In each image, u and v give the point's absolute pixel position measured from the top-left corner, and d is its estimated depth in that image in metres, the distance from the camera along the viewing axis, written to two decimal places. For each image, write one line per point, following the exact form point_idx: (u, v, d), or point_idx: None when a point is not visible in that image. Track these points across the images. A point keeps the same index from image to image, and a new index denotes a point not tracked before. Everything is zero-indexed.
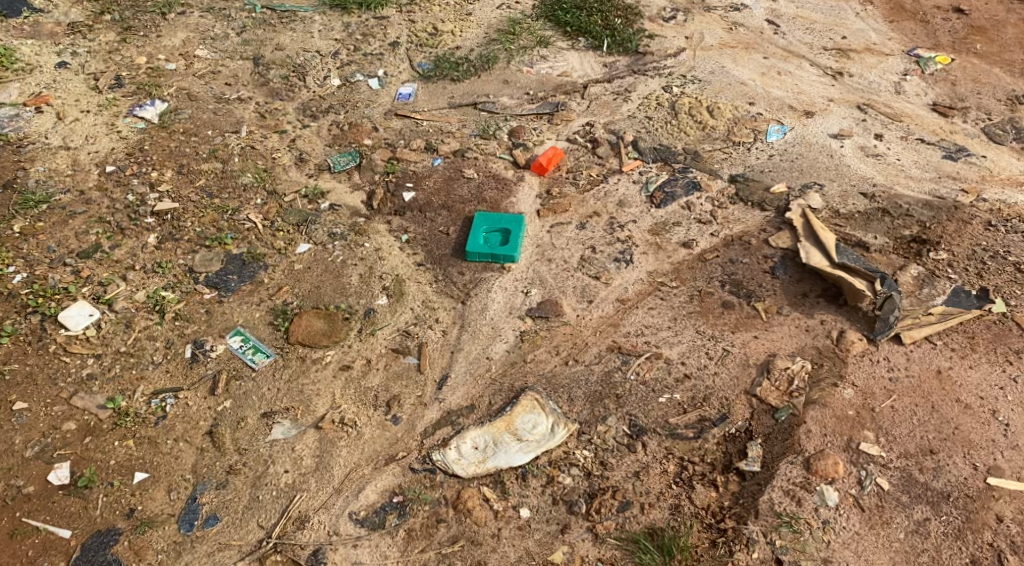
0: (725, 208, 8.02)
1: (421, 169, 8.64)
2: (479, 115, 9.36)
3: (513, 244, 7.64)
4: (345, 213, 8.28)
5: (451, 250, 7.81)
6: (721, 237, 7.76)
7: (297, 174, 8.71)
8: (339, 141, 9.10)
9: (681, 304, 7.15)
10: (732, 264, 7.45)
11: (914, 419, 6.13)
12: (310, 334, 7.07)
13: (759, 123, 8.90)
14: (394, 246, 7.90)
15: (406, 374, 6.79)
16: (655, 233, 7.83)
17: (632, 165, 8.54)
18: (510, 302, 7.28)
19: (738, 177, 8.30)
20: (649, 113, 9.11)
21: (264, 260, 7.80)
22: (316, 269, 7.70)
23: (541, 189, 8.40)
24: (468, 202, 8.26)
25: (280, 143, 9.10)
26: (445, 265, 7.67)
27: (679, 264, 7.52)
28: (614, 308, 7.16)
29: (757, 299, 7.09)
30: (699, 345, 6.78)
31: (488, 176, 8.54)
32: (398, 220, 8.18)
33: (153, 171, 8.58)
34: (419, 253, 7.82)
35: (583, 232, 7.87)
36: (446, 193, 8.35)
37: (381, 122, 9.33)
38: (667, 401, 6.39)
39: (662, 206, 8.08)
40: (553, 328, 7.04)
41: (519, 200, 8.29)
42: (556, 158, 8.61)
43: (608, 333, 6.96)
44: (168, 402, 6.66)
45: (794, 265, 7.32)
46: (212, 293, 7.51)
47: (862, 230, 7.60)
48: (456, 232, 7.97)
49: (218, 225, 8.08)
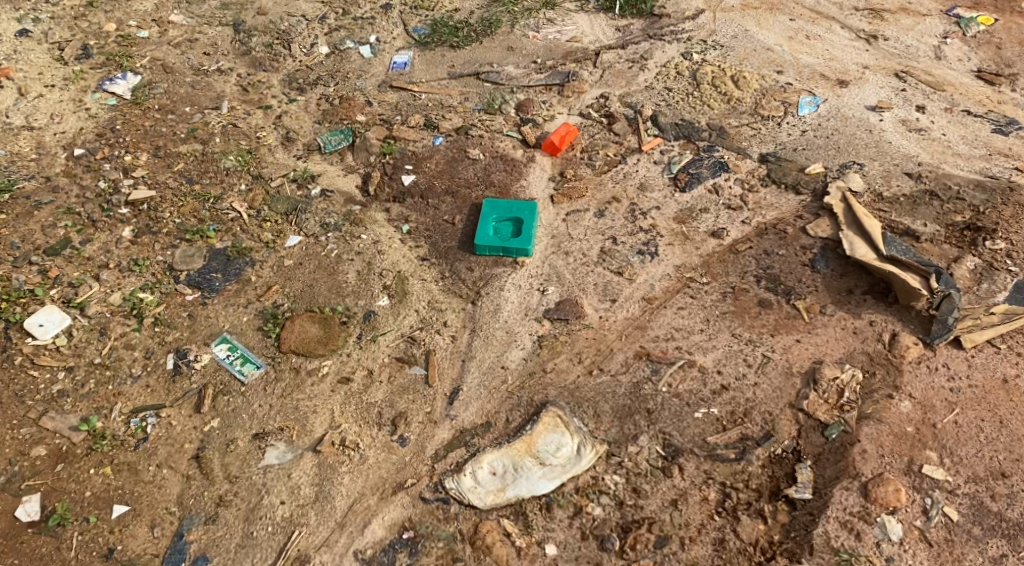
0: (756, 192, 7.34)
1: (422, 149, 7.90)
2: (483, 86, 8.56)
3: (527, 236, 7.00)
4: (339, 199, 7.54)
5: (458, 242, 7.14)
6: (753, 224, 7.08)
7: (286, 157, 7.97)
8: (329, 117, 8.32)
9: (714, 303, 6.49)
10: (766, 257, 6.79)
11: (981, 437, 5.56)
12: (304, 341, 6.41)
13: (789, 94, 8.16)
14: (394, 238, 7.21)
15: (413, 387, 6.13)
16: (681, 221, 7.17)
17: (653, 143, 7.86)
18: (526, 303, 6.66)
19: (769, 156, 7.58)
20: (668, 84, 8.43)
21: (250, 254, 7.09)
22: (309, 266, 7.01)
23: (554, 171, 7.70)
24: (475, 187, 7.57)
25: (266, 121, 8.34)
26: (452, 260, 7.01)
27: (709, 256, 6.87)
28: (639, 309, 6.52)
29: (797, 297, 6.45)
30: (736, 351, 6.14)
31: (495, 157, 7.83)
32: (398, 207, 7.46)
33: (126, 155, 7.81)
34: (423, 247, 7.14)
35: (602, 221, 7.23)
36: (450, 176, 7.67)
37: (375, 95, 8.53)
38: (704, 417, 5.76)
39: (687, 189, 7.43)
40: (574, 332, 6.41)
41: (530, 184, 7.61)
42: (569, 136, 7.89)
43: (635, 337, 6.31)
44: (148, 422, 5.98)
45: (836, 258, 6.66)
46: (195, 294, 6.81)
47: (909, 216, 6.93)
48: (463, 222, 7.30)
49: (199, 217, 7.34)
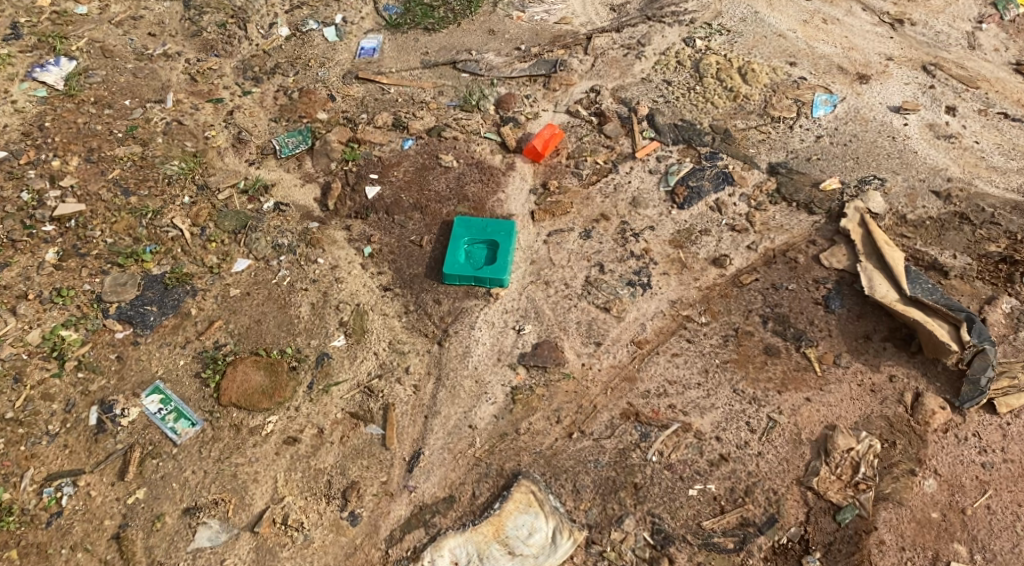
0: (764, 210, 6.48)
1: (388, 154, 7.06)
2: (459, 77, 7.64)
3: (502, 264, 6.19)
4: (294, 215, 6.72)
5: (425, 268, 6.32)
6: (760, 251, 6.24)
7: (236, 162, 7.11)
8: (286, 114, 7.42)
9: (713, 349, 5.68)
10: (774, 291, 5.96)
11: (1017, 526, 4.90)
12: (246, 393, 5.64)
13: (803, 90, 7.23)
14: (355, 262, 6.40)
15: (369, 451, 5.39)
16: (678, 245, 6.33)
17: (648, 149, 6.98)
18: (499, 345, 5.86)
19: (780, 167, 6.70)
20: (667, 76, 7.51)
21: (191, 282, 6.31)
22: (257, 296, 6.21)
23: (535, 182, 6.86)
24: (446, 201, 6.72)
25: (216, 118, 7.44)
26: (418, 290, 6.20)
27: (709, 289, 6.04)
28: (628, 355, 5.71)
29: (808, 343, 5.63)
30: (737, 412, 5.36)
31: (470, 164, 6.97)
32: (360, 225, 6.64)
33: (53, 159, 6.86)
34: (386, 274, 6.32)
35: (588, 243, 6.41)
36: (419, 187, 6.82)
37: (339, 87, 7.60)
38: (699, 495, 5.07)
39: (686, 206, 6.57)
40: (552, 383, 5.60)
41: (509, 198, 6.76)
42: (553, 140, 7.01)
43: (622, 392, 5.52)
44: (63, 492, 5.30)
45: (853, 295, 5.83)
46: (126, 331, 6.05)
47: (937, 245, 6.10)
48: (432, 244, 6.46)
49: (135, 236, 6.54)
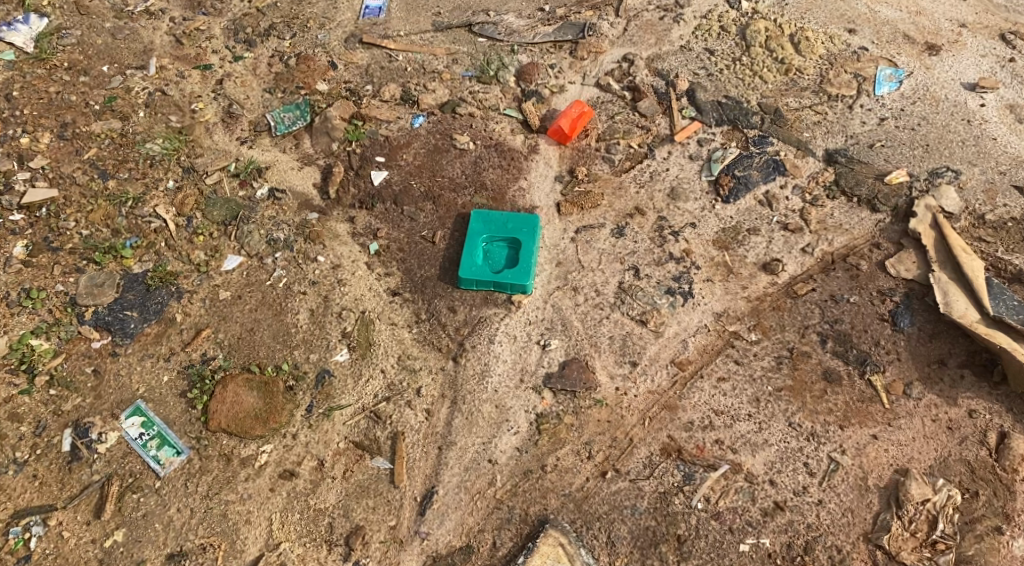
0: (820, 206, 5.75)
1: (397, 133, 6.31)
2: (476, 43, 6.81)
3: (526, 267, 5.50)
4: (291, 203, 6.00)
5: (439, 269, 5.63)
6: (816, 255, 5.53)
7: (226, 140, 6.35)
8: (282, 84, 6.63)
9: (765, 374, 5.03)
10: (834, 304, 5.26)
11: None
12: (236, 418, 5.01)
13: (864, 63, 6.41)
14: (359, 261, 5.71)
15: (375, 489, 4.81)
16: (722, 246, 5.63)
17: (688, 131, 6.24)
18: (521, 363, 5.21)
19: (838, 155, 5.94)
20: (710, 44, 6.68)
21: (176, 282, 5.63)
22: (249, 301, 5.54)
23: (561, 168, 6.13)
24: (462, 190, 6.00)
25: (204, 87, 6.65)
26: (430, 296, 5.53)
27: (759, 300, 5.36)
28: (668, 379, 5.05)
29: (874, 369, 4.96)
30: (794, 451, 4.73)
31: (488, 146, 6.21)
32: (365, 216, 5.93)
33: (22, 134, 6.08)
34: (395, 275, 5.64)
35: (620, 242, 5.72)
36: (431, 173, 6.10)
37: (341, 53, 6.79)
38: (751, 551, 4.52)
39: (731, 199, 5.84)
40: (582, 411, 4.96)
41: (532, 186, 6.04)
42: (582, 119, 6.24)
43: (662, 423, 4.88)
44: (32, 533, 4.73)
45: (924, 311, 5.13)
46: (103, 340, 5.39)
47: (1019, 253, 5.40)
48: (446, 242, 5.76)
49: (113, 227, 5.83)
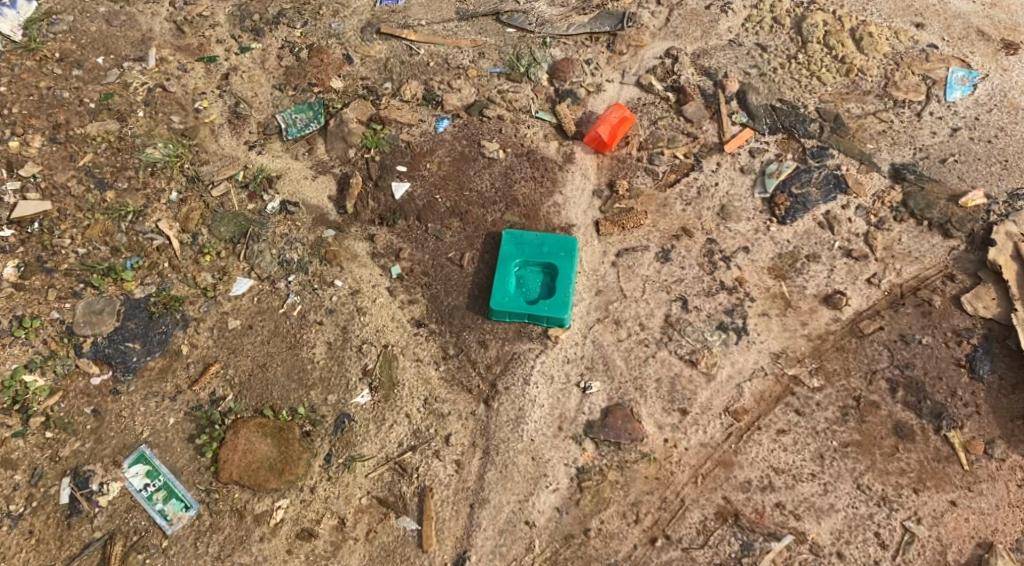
0: (887, 230, 5.25)
1: (420, 138, 5.77)
2: (504, 34, 6.20)
3: (564, 298, 5.03)
4: (305, 219, 5.49)
5: (468, 298, 5.16)
6: (883, 287, 5.05)
7: (233, 144, 5.81)
8: (294, 80, 6.05)
9: (830, 427, 4.61)
10: (904, 346, 4.81)
11: None
12: (249, 468, 4.59)
13: (934, 64, 5.82)
14: (381, 287, 5.23)
15: (399, 554, 4.45)
16: (779, 275, 5.15)
17: (739, 139, 5.69)
18: (559, 409, 4.76)
19: (906, 172, 5.42)
20: (762, 39, 6.06)
21: (182, 309, 5.15)
22: (261, 332, 5.07)
23: (600, 181, 5.60)
24: (491, 206, 5.48)
25: (207, 82, 6.06)
26: (459, 328, 5.06)
27: (819, 339, 4.91)
28: (722, 431, 4.63)
29: (951, 425, 4.56)
30: (863, 518, 4.40)
31: (520, 155, 5.68)
32: (386, 234, 5.43)
33: (10, 138, 5.50)
34: (419, 303, 5.16)
35: (666, 269, 5.23)
36: (457, 185, 5.57)
37: (357, 46, 6.18)
38: None
39: (788, 219, 5.34)
40: (627, 468, 4.57)
41: (567, 201, 5.52)
42: (624, 125, 5.69)
43: (716, 482, 4.51)
44: None
45: (1005, 356, 4.73)
46: (104, 376, 4.93)
47: None
48: (475, 267, 5.28)
49: (112, 245, 5.32)
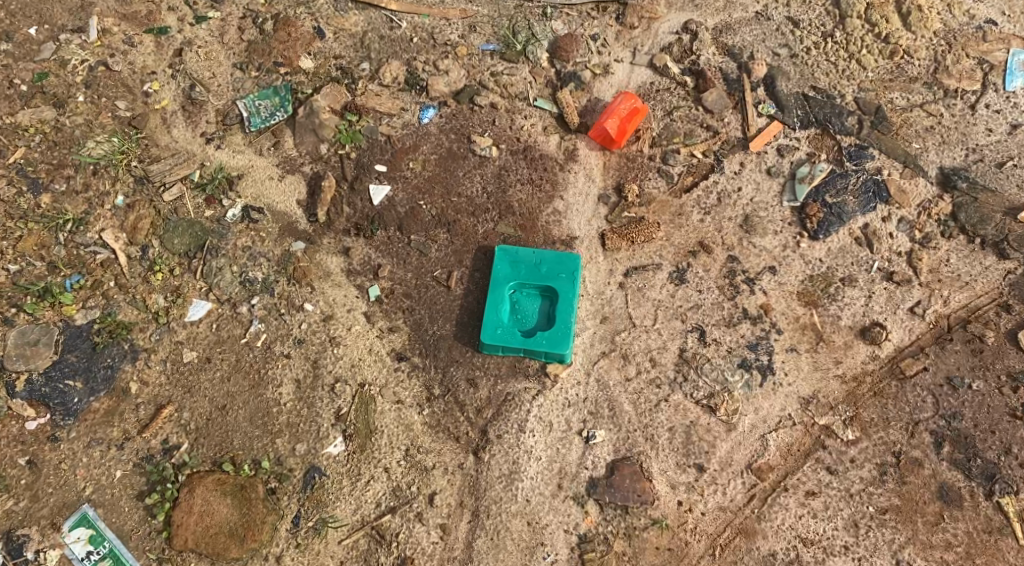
0: (934, 248, 4.62)
1: (402, 131, 5.05)
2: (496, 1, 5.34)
3: (565, 330, 4.40)
4: (270, 228, 4.82)
5: (455, 326, 4.55)
6: (928, 319, 4.44)
7: (188, 136, 5.08)
8: (256, 57, 5.23)
9: (865, 489, 4.15)
10: (951, 392, 4.26)
11: None
12: (206, 534, 4.10)
13: (992, 44, 5.05)
14: (358, 312, 4.60)
15: None
16: (810, 301, 4.52)
17: (766, 134, 4.97)
18: (559, 463, 4.24)
19: (958, 178, 4.75)
20: (795, 11, 5.20)
21: (129, 338, 4.51)
22: (219, 367, 4.46)
23: (606, 184, 4.91)
24: (483, 215, 4.81)
25: (157, 59, 5.23)
26: (445, 364, 4.45)
27: (855, 382, 4.32)
28: (743, 492, 4.17)
29: (1004, 489, 4.10)
30: None
31: (515, 152, 4.97)
32: (363, 247, 4.77)
33: None
34: (400, 332, 4.54)
35: (681, 292, 4.59)
36: (444, 189, 4.88)
37: (329, 16, 5.31)
38: None
39: (821, 234, 4.68)
40: (636, 537, 4.14)
41: (569, 209, 4.84)
42: (635, 118, 4.94)
43: (735, 555, 4.11)
44: None
45: None
46: (40, 419, 4.33)
47: None
48: (465, 288, 4.64)
49: (49, 261, 4.64)
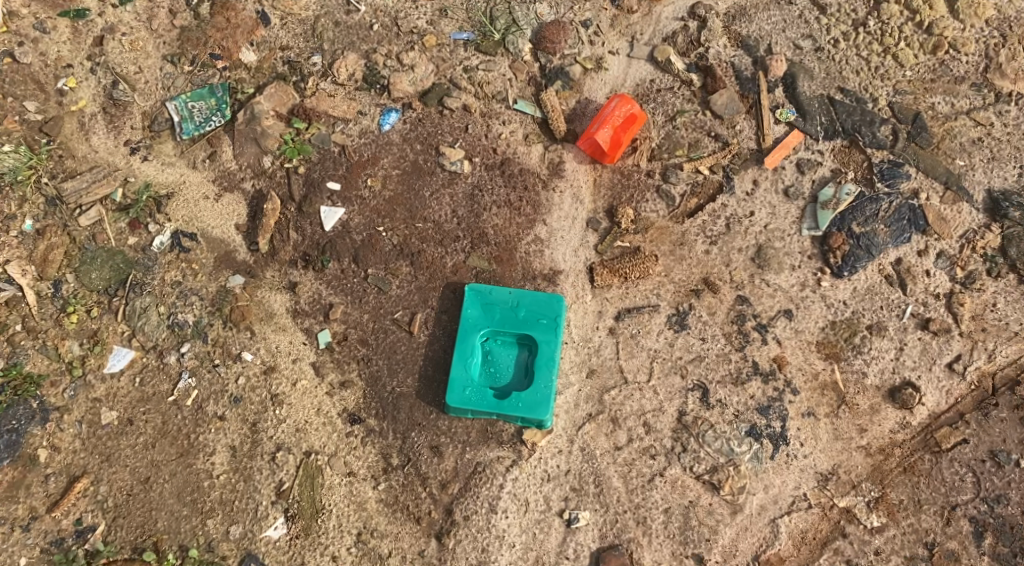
0: (979, 290, 3.94)
1: (358, 140, 4.27)
2: None
3: (545, 391, 3.76)
4: (204, 259, 4.14)
5: (419, 380, 3.92)
6: (970, 380, 3.81)
7: (110, 145, 4.32)
8: (190, 48, 4.41)
9: None
10: (995, 470, 3.69)
11: None
12: None
13: None
14: (305, 363, 3.97)
15: None
16: (832, 355, 3.87)
17: (785, 146, 4.17)
18: (536, 551, 3.69)
19: (1011, 205, 4.02)
20: None
21: (38, 395, 3.89)
22: (142, 431, 3.87)
23: (597, 206, 4.15)
24: (453, 245, 4.11)
25: (74, 49, 4.37)
26: (405, 427, 3.85)
27: (881, 456, 3.72)
28: None
29: None
30: None
31: (491, 167, 4.20)
32: (311, 282, 4.09)
33: None
34: (353, 388, 3.92)
35: (681, 341, 3.92)
36: (406, 212, 4.15)
37: None
38: None
39: (845, 270, 3.98)
40: None
41: (552, 238, 4.11)
42: (632, 126, 4.14)
43: None
44: None
45: None
46: None
47: None
48: (431, 333, 3.99)
49: None
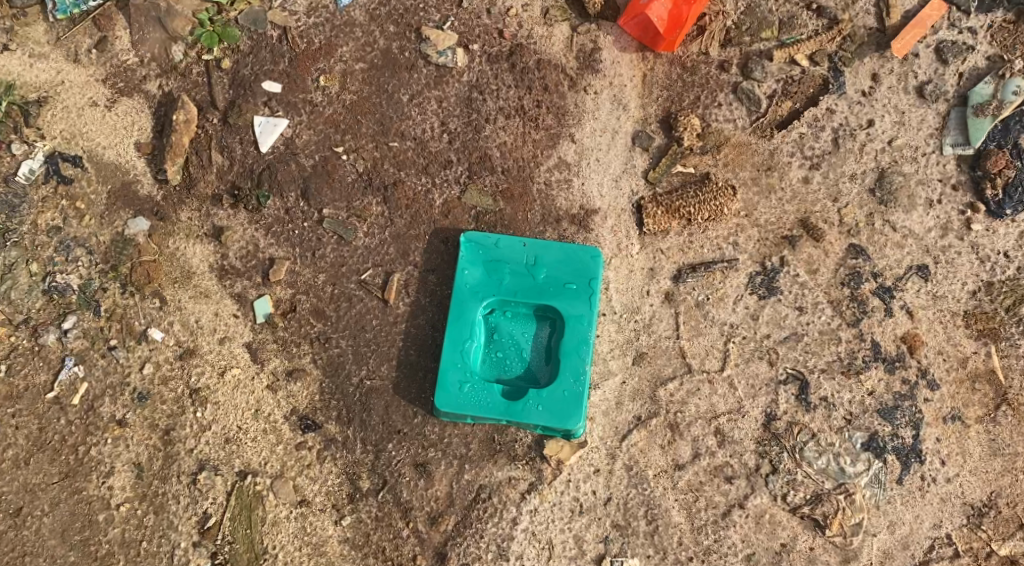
0: None
1: (303, 20, 2.94)
2: None
3: (575, 387, 2.62)
4: (93, 195, 2.92)
5: (398, 370, 2.80)
6: None
7: None
8: None
9: None
10: None
11: None
12: None
13: None
14: (238, 345, 2.84)
15: None
16: (987, 333, 2.74)
17: (921, 23, 2.83)
18: None
19: None
20: None
21: None
22: (13, 442, 2.79)
23: (648, 114, 2.90)
24: (442, 174, 2.89)
25: None
26: (379, 436, 2.76)
27: None
28: None
29: None
30: None
31: (497, 59, 2.91)
32: (243, 229, 2.89)
33: None
34: (306, 380, 2.81)
35: (769, 314, 2.76)
36: (375, 125, 2.91)
37: None
38: None
39: (1006, 208, 2.76)
40: None
41: (584, 162, 2.88)
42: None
43: None
44: None
45: None
46: None
47: None
48: (413, 302, 2.84)
49: None
